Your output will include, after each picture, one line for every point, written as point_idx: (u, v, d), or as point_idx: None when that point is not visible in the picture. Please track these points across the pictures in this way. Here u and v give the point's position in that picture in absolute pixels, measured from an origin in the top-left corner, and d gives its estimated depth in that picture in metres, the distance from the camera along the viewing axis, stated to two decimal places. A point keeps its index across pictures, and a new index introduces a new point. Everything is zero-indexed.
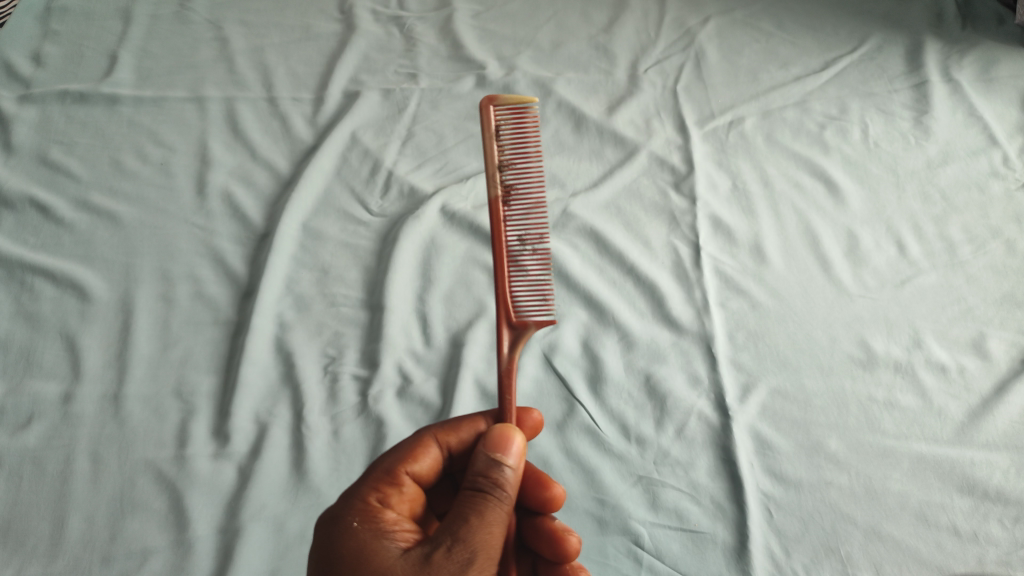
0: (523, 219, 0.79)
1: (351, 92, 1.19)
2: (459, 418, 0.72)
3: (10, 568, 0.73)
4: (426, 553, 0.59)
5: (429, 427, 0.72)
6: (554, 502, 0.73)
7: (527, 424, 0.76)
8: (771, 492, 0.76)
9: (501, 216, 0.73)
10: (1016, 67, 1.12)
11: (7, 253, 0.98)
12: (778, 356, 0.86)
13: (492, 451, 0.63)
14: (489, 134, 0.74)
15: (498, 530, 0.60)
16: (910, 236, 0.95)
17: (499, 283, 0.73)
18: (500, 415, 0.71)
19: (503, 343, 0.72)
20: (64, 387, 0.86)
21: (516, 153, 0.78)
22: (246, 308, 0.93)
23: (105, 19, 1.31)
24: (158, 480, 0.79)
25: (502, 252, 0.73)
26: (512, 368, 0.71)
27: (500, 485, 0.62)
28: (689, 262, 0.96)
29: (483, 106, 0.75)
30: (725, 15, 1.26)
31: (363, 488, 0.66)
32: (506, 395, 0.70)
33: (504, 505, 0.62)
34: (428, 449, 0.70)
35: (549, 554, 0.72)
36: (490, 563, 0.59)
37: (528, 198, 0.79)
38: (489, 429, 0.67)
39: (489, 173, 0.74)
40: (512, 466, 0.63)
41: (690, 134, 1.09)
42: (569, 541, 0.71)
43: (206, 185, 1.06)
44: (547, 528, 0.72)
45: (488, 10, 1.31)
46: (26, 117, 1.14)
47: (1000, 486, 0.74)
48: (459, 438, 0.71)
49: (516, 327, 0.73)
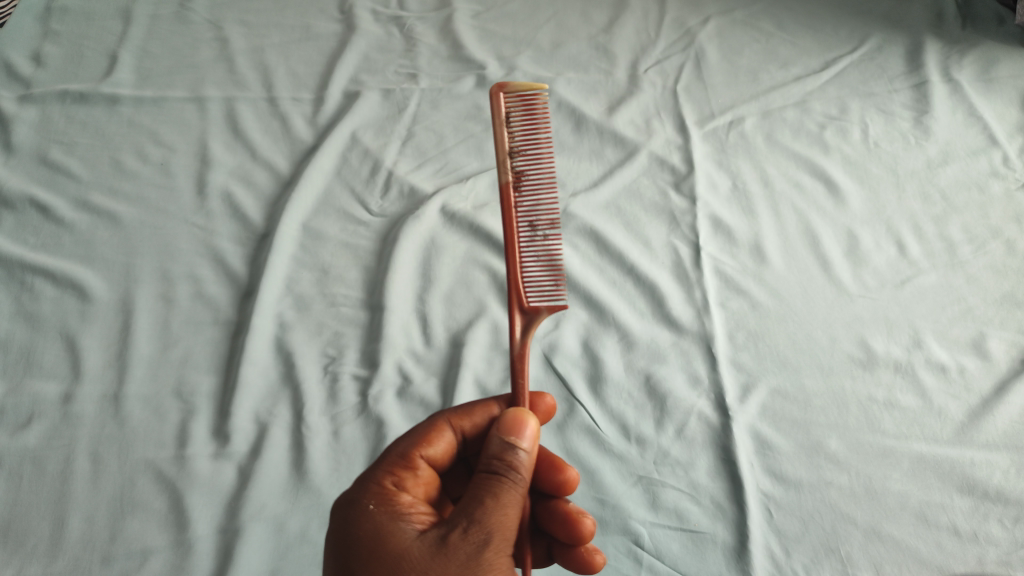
0: (533, 206, 0.78)
1: (351, 92, 1.19)
2: (473, 403, 0.73)
3: (11, 568, 0.73)
4: (443, 535, 0.58)
5: (443, 412, 0.72)
6: (568, 485, 0.74)
7: (540, 408, 0.76)
8: (771, 491, 0.76)
9: (511, 203, 0.72)
10: (1016, 67, 1.12)
11: (7, 253, 0.98)
12: (778, 356, 0.86)
13: (505, 435, 0.63)
14: (499, 120, 0.74)
15: (514, 512, 0.59)
16: (910, 236, 0.95)
17: (509, 268, 0.72)
18: (513, 400, 0.70)
19: (515, 330, 0.72)
20: (64, 387, 0.86)
21: (527, 138, 0.77)
22: (246, 308, 0.93)
23: (105, 19, 1.31)
24: (158, 480, 0.79)
25: (512, 237, 0.72)
26: (524, 353, 0.70)
27: (515, 467, 0.61)
28: (689, 262, 0.96)
29: (492, 93, 0.74)
30: (725, 15, 1.26)
31: (378, 472, 0.65)
32: (519, 379, 0.70)
33: (519, 487, 0.61)
34: (442, 434, 0.70)
35: (563, 537, 0.72)
36: (506, 544, 0.58)
37: (538, 185, 0.78)
38: (503, 414, 0.66)
39: (499, 159, 0.73)
40: (526, 449, 0.63)
41: (690, 134, 1.09)
42: (584, 523, 0.70)
43: (207, 185, 1.06)
44: (561, 511, 0.72)
45: (488, 10, 1.31)
46: (26, 117, 1.14)
47: (1000, 486, 0.74)
48: (472, 422, 0.72)
49: (527, 312, 0.72)
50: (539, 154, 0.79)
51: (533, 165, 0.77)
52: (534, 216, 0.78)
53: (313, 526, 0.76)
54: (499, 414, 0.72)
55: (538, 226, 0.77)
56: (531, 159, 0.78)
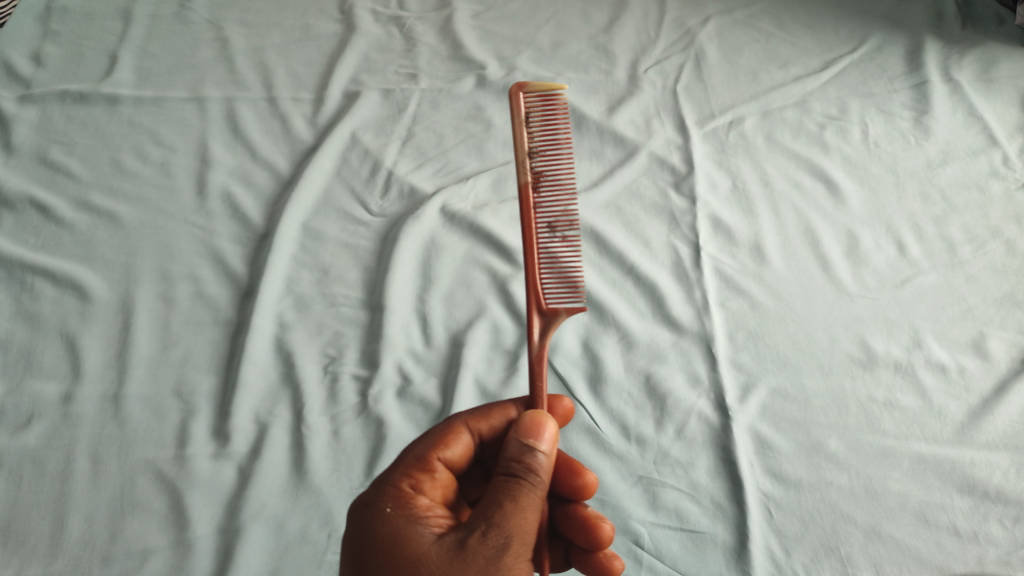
0: (551, 206, 0.78)
1: (351, 92, 1.19)
2: (490, 405, 0.73)
3: (11, 568, 0.73)
4: (460, 539, 0.58)
5: (460, 414, 0.73)
6: (587, 489, 0.73)
7: (558, 411, 0.76)
8: (771, 491, 0.76)
9: (530, 204, 0.72)
10: (1015, 67, 1.12)
11: (7, 253, 0.97)
12: (777, 356, 0.86)
13: (524, 437, 0.62)
14: (519, 120, 0.74)
15: (533, 515, 0.59)
16: (910, 236, 0.95)
17: (528, 269, 0.72)
18: (531, 403, 0.70)
19: (534, 331, 0.72)
20: (64, 387, 0.86)
21: (545, 140, 0.77)
22: (246, 308, 0.93)
23: (105, 19, 1.31)
24: (157, 480, 0.79)
25: (531, 238, 0.72)
26: (543, 355, 0.70)
27: (533, 470, 0.61)
28: (689, 262, 0.96)
29: (512, 92, 0.74)
30: (725, 15, 1.26)
31: (395, 474, 0.66)
32: (537, 382, 0.69)
33: (538, 490, 0.61)
34: (460, 436, 0.70)
35: (582, 542, 0.72)
36: (525, 549, 0.58)
37: (556, 185, 0.78)
38: (521, 416, 0.66)
39: (519, 159, 0.73)
40: (545, 452, 0.62)
41: (689, 134, 1.10)
42: (603, 528, 0.70)
43: (206, 185, 1.06)
44: (580, 516, 0.72)
45: (488, 10, 1.32)
46: (26, 118, 1.14)
47: (1000, 486, 0.74)
48: (490, 424, 0.72)
49: (546, 314, 0.72)
50: (557, 155, 0.79)
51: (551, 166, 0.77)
52: (553, 216, 0.78)
53: (312, 526, 0.76)
54: (516, 416, 0.72)
55: (556, 226, 0.77)
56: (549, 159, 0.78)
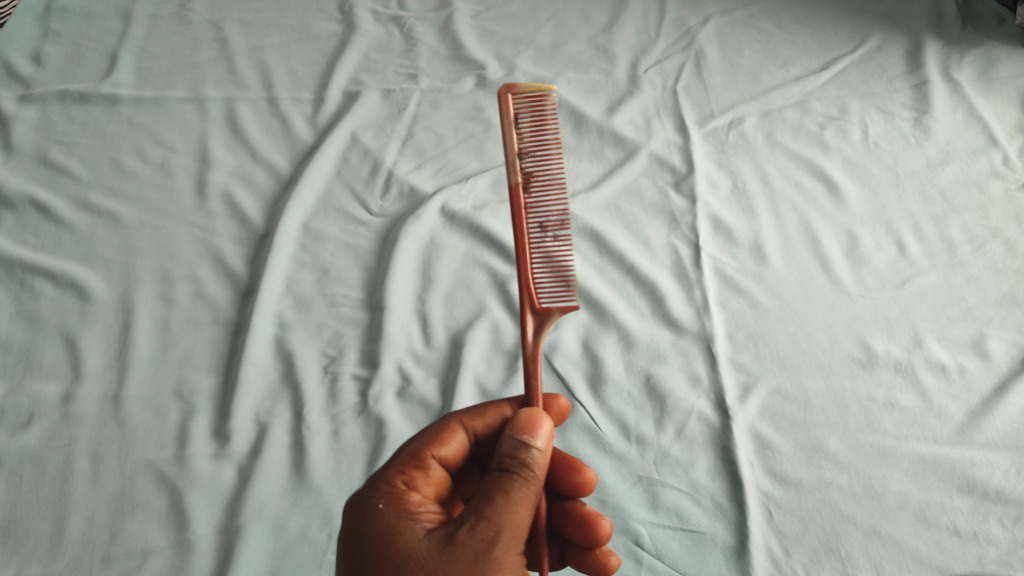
0: (544, 206, 0.78)
1: (351, 92, 1.19)
2: (486, 404, 0.73)
3: (11, 568, 0.73)
4: (450, 533, 0.58)
5: (455, 412, 0.73)
6: (586, 487, 0.73)
7: (554, 409, 0.76)
8: (771, 491, 0.76)
9: (522, 204, 0.72)
10: (1015, 67, 1.12)
11: (7, 253, 0.97)
12: (778, 357, 0.86)
13: (518, 434, 0.62)
14: (509, 122, 0.74)
15: (525, 509, 0.59)
16: (910, 236, 0.95)
17: (520, 269, 0.72)
18: (526, 401, 0.70)
19: (528, 330, 0.71)
20: (64, 388, 0.86)
21: (535, 141, 0.77)
22: (246, 308, 0.93)
23: (105, 19, 1.31)
24: (158, 480, 0.79)
25: (523, 239, 0.72)
26: (537, 354, 0.70)
27: (527, 465, 0.61)
28: (689, 262, 0.96)
29: (501, 94, 0.74)
30: (725, 15, 1.26)
31: (389, 471, 0.66)
32: (532, 380, 0.69)
33: (532, 485, 0.60)
34: (454, 434, 0.70)
35: (579, 539, 0.72)
36: (515, 542, 0.58)
37: (548, 185, 0.78)
38: (516, 414, 0.66)
39: (509, 159, 0.73)
40: (540, 448, 0.62)
41: (689, 134, 1.10)
42: (601, 525, 0.70)
43: (206, 184, 1.06)
44: (578, 512, 0.72)
45: (488, 10, 1.31)
46: (26, 118, 1.14)
47: (1000, 486, 0.74)
48: (485, 422, 0.72)
49: (540, 313, 0.72)
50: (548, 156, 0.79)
51: (542, 166, 0.77)
52: (545, 216, 0.78)
53: (312, 526, 0.76)
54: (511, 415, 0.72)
55: (548, 226, 0.77)
56: (539, 160, 0.77)
